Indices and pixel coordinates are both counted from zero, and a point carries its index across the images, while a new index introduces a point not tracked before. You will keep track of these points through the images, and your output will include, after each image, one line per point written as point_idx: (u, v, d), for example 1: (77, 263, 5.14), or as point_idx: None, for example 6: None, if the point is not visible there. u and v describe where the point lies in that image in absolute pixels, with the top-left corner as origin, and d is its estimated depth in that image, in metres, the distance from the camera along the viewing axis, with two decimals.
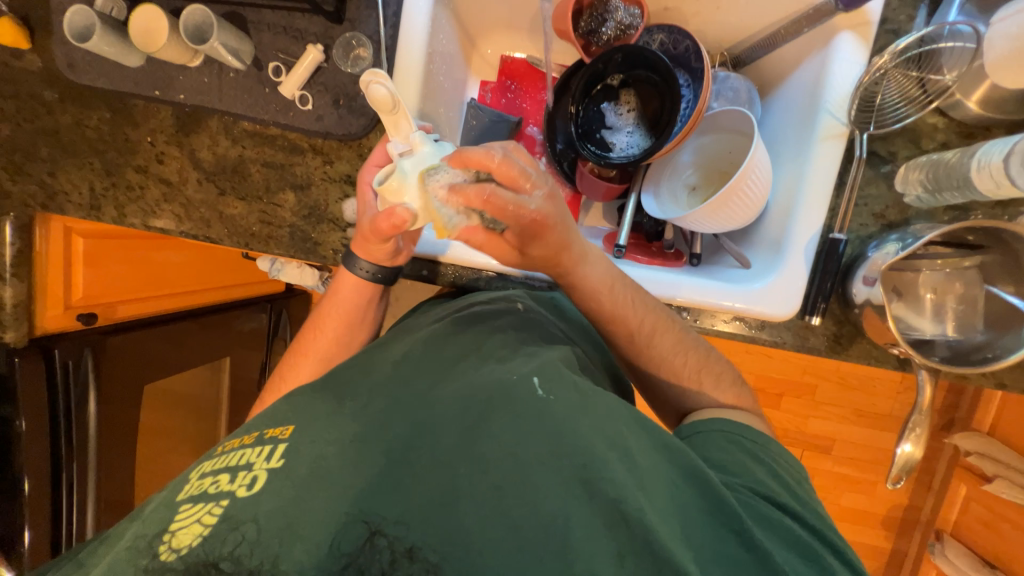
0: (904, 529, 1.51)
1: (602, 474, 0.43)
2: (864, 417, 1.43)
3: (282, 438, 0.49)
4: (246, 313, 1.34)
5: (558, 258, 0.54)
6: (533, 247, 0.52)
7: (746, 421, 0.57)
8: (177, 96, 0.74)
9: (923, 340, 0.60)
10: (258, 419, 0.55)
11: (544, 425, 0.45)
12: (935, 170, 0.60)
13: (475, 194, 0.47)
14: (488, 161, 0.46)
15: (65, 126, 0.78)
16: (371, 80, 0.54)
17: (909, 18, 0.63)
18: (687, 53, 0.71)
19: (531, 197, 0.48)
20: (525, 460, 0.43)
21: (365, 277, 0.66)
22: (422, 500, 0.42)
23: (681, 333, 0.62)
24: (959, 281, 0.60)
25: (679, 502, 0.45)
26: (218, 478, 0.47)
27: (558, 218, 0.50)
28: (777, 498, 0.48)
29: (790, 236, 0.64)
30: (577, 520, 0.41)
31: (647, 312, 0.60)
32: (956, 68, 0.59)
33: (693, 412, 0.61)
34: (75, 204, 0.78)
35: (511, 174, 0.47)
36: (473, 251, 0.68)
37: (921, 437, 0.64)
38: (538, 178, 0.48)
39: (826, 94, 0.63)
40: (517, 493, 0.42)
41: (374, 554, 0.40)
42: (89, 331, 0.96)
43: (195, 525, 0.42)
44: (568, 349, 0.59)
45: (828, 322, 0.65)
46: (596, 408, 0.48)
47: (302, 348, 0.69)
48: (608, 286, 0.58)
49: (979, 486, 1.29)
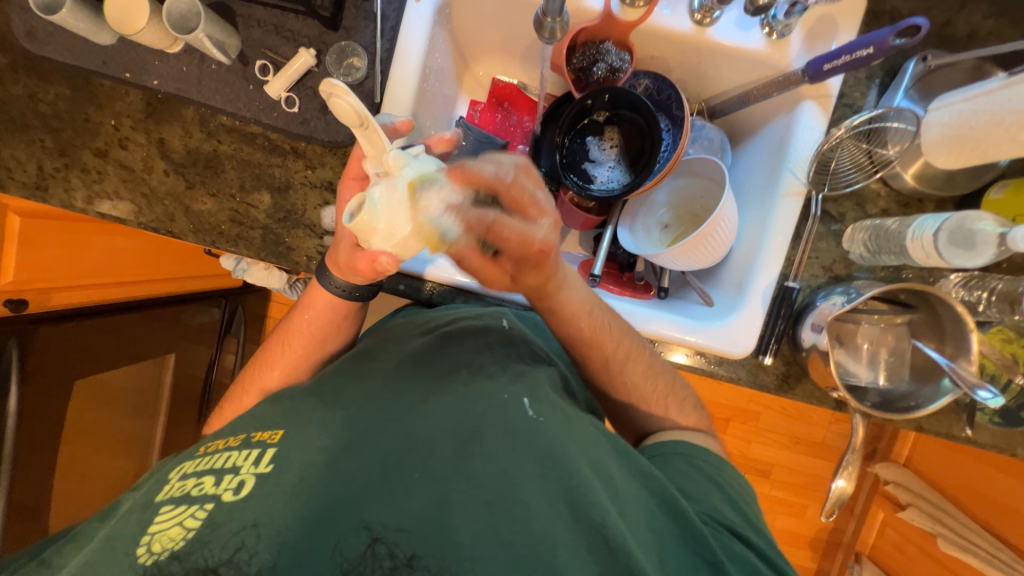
0: (828, 550, 1.63)
1: (586, 498, 0.45)
2: (799, 444, 1.54)
3: (270, 443, 0.48)
4: (199, 306, 1.28)
5: (544, 290, 0.57)
6: (528, 275, 0.55)
7: (701, 442, 0.60)
8: (150, 81, 0.70)
9: (858, 386, 0.66)
10: (243, 421, 0.53)
11: (535, 447, 0.48)
12: (876, 234, 0.68)
13: (477, 219, 0.49)
14: (499, 184, 0.49)
15: (15, 97, 0.72)
16: (329, 91, 0.46)
17: (862, 95, 0.70)
18: (669, 100, 0.76)
19: (537, 224, 0.51)
20: (516, 480, 0.46)
21: (334, 295, 0.63)
22: (416, 515, 0.43)
23: (652, 356, 0.65)
24: (891, 334, 0.66)
25: (657, 529, 0.48)
26: (202, 480, 0.46)
27: (556, 249, 0.53)
28: (735, 526, 0.51)
29: (751, 280, 0.69)
30: (562, 541, 0.44)
31: (624, 336, 0.63)
32: (899, 144, 0.68)
33: (655, 433, 0.63)
34: (17, 182, 0.72)
35: (521, 199, 0.50)
36: (455, 267, 0.68)
37: (853, 473, 0.71)
38: (545, 206, 0.51)
39: (791, 154, 0.69)
40: (510, 512, 0.44)
41: (375, 561, 0.41)
42: (17, 319, 0.88)
43: (176, 528, 0.42)
44: (553, 369, 0.60)
45: (778, 362, 0.71)
46: (580, 432, 0.52)
47: (268, 359, 0.66)
48: (586, 311, 0.61)
49: (894, 513, 1.42)
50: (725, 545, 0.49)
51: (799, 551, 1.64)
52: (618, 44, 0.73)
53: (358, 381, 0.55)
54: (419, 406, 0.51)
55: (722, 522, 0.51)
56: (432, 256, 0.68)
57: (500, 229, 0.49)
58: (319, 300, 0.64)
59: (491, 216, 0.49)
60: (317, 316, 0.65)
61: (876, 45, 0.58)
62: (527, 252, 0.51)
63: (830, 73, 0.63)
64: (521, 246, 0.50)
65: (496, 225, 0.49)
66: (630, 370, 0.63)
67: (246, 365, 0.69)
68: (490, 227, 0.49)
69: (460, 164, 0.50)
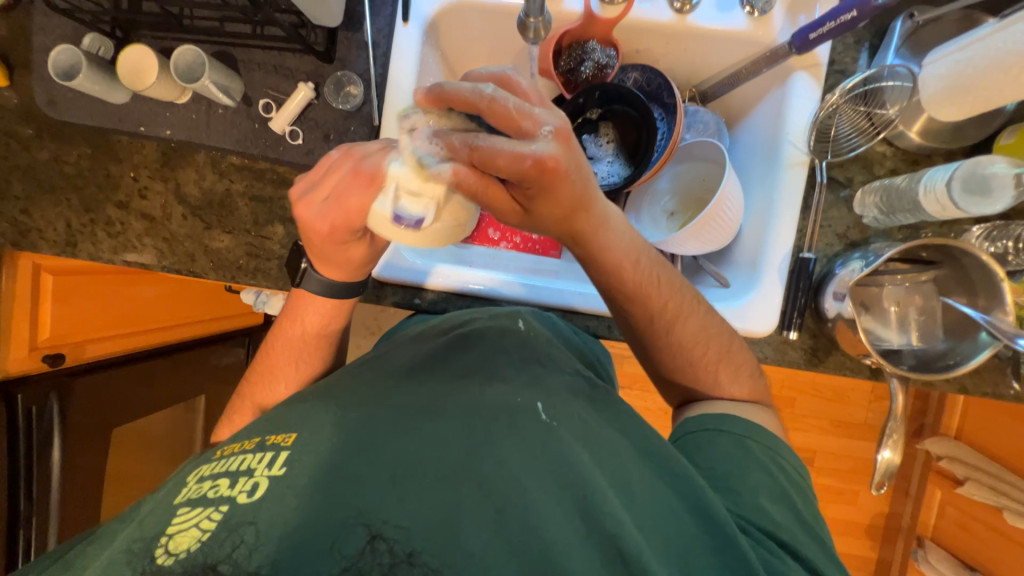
0: (887, 536, 1.55)
1: (602, 508, 0.43)
2: (841, 428, 1.48)
3: (283, 446, 0.45)
4: (224, 346, 1.30)
5: (578, 223, 0.50)
6: (540, 206, 0.47)
7: (760, 421, 0.59)
8: (163, 132, 0.74)
9: (891, 350, 0.64)
10: (255, 425, 0.50)
11: (548, 453, 0.46)
12: (887, 194, 0.67)
13: (460, 142, 0.43)
14: (477, 98, 0.43)
15: (42, 162, 0.76)
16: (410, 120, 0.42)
17: (854, 60, 0.70)
18: (659, 90, 0.76)
19: (533, 138, 0.43)
20: (528, 487, 0.43)
21: (315, 295, 0.63)
22: (432, 522, 0.39)
23: (706, 321, 0.61)
24: (918, 294, 0.64)
25: (687, 539, 0.46)
26: (218, 482, 0.42)
27: (569, 165, 0.44)
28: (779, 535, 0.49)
29: (764, 256, 0.69)
30: (577, 554, 0.41)
31: (671, 294, 0.59)
32: (898, 102, 0.67)
33: (702, 401, 0.62)
34: (49, 241, 0.76)
35: (506, 112, 0.43)
36: (459, 275, 0.71)
37: (899, 442, 0.67)
38: (541, 115, 0.44)
39: (787, 127, 0.69)
40: (523, 522, 0.41)
41: (374, 557, 0.37)
42: (56, 373, 0.92)
43: (192, 530, 0.38)
44: (575, 378, 0.59)
45: (804, 336, 0.69)
46: (597, 440, 0.50)
47: (273, 369, 0.66)
48: (633, 261, 0.56)
49: (952, 490, 1.36)
50: (761, 555, 0.47)
51: (855, 540, 1.56)
52: (602, 42, 0.75)
53: (371, 382, 0.54)
54: (442, 399, 0.50)
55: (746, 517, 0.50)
56: (431, 267, 0.71)
57: (482, 151, 0.42)
58: (310, 305, 0.64)
59: (469, 139, 0.43)
60: (304, 325, 0.65)
61: (860, 7, 0.58)
62: (523, 172, 0.42)
63: (817, 41, 0.64)
64: (511, 166, 0.42)
65: (480, 147, 0.42)
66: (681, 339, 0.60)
67: (246, 376, 0.69)
68: (473, 148, 0.42)
69: (434, 87, 0.44)
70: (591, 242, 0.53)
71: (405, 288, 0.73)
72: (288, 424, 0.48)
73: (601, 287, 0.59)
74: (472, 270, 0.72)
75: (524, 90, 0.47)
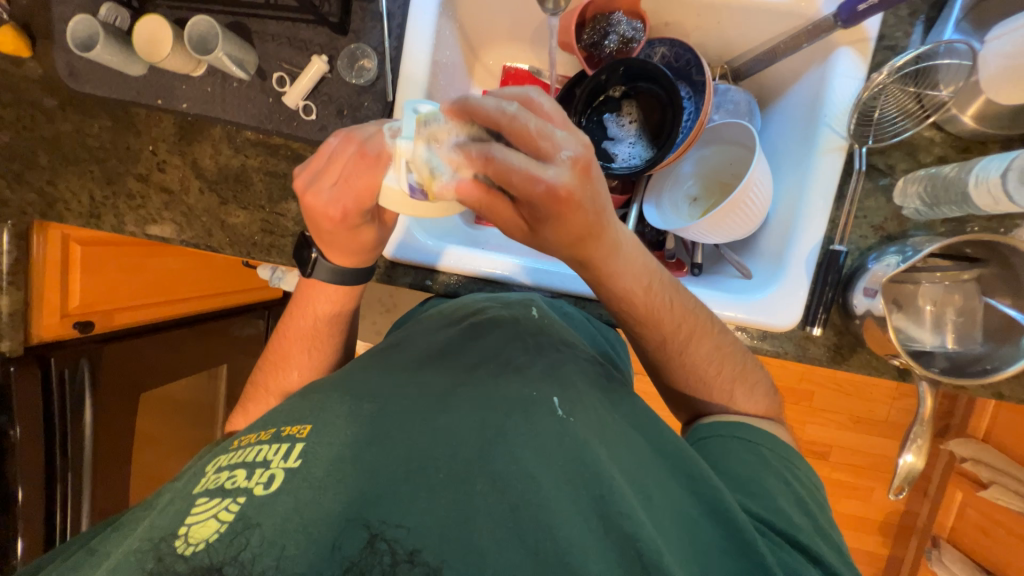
0: (901, 535, 1.52)
1: (618, 510, 0.42)
2: (860, 424, 1.44)
3: (298, 437, 0.45)
4: (245, 319, 1.34)
5: (586, 250, 0.47)
6: (550, 231, 0.45)
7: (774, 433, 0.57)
8: (180, 105, 0.74)
9: (923, 351, 0.61)
10: (276, 413, 0.50)
11: (564, 447, 0.45)
12: (933, 184, 0.62)
13: (477, 155, 0.42)
14: (500, 117, 0.42)
15: (65, 133, 0.77)
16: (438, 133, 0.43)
17: (906, 34, 0.64)
18: (689, 66, 0.72)
19: (552, 163, 0.41)
20: (542, 484, 0.42)
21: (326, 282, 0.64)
22: (441, 518, 0.40)
23: (721, 343, 0.59)
24: (958, 293, 0.61)
25: (700, 539, 0.45)
26: (235, 473, 0.43)
27: (583, 196, 0.42)
28: (799, 540, 0.47)
29: (791, 247, 0.65)
30: (593, 554, 0.40)
31: (683, 317, 0.56)
32: (953, 83, 0.61)
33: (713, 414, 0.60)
34: (75, 213, 0.78)
35: (527, 132, 0.41)
36: (471, 258, 0.70)
37: (923, 447, 0.64)
38: (564, 138, 0.42)
39: (826, 109, 0.65)
40: (536, 518, 0.41)
41: (375, 557, 0.38)
42: (85, 340, 0.95)
43: (210, 522, 0.39)
44: (591, 367, 0.57)
45: (829, 332, 0.66)
46: (613, 435, 0.49)
47: (287, 356, 0.67)
48: (644, 286, 0.53)
49: (974, 493, 1.32)
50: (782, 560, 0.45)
51: (867, 536, 1.54)
52: (628, 13, 0.71)
53: (381, 369, 0.54)
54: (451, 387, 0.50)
55: (767, 518, 0.48)
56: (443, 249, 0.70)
57: (494, 164, 0.41)
58: (320, 294, 0.65)
59: (485, 149, 0.41)
60: (319, 310, 0.66)
61: None
62: (533, 196, 0.41)
63: (867, 13, 0.59)
64: (523, 187, 0.41)
65: (496, 160, 0.40)
66: (693, 360, 0.58)
67: (258, 368, 0.70)
68: (487, 162, 0.41)
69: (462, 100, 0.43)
70: (599, 264, 0.50)
71: (418, 269, 0.73)
72: (305, 415, 0.47)
73: (613, 313, 0.57)
74: (485, 253, 0.70)
75: (551, 108, 0.44)
